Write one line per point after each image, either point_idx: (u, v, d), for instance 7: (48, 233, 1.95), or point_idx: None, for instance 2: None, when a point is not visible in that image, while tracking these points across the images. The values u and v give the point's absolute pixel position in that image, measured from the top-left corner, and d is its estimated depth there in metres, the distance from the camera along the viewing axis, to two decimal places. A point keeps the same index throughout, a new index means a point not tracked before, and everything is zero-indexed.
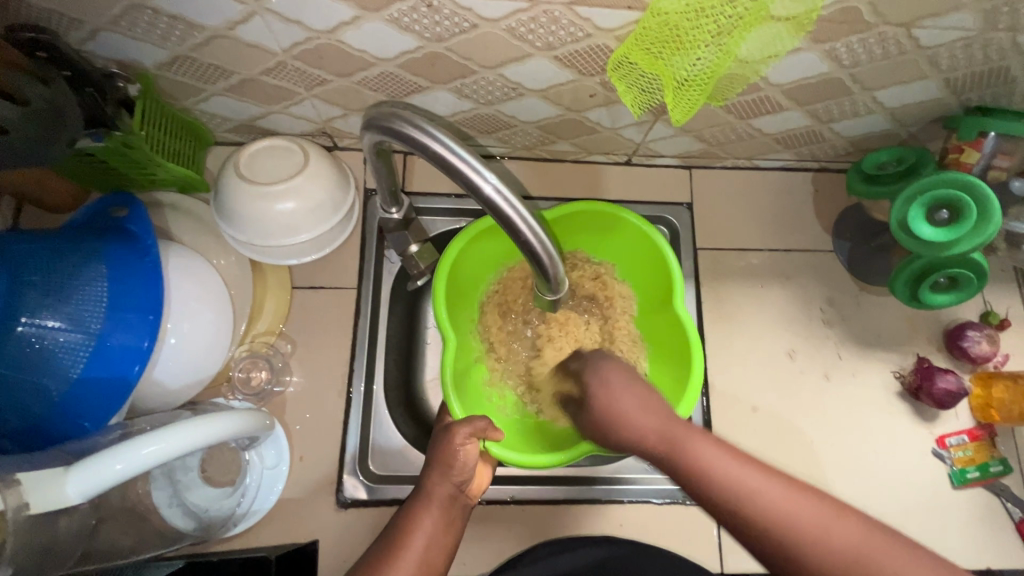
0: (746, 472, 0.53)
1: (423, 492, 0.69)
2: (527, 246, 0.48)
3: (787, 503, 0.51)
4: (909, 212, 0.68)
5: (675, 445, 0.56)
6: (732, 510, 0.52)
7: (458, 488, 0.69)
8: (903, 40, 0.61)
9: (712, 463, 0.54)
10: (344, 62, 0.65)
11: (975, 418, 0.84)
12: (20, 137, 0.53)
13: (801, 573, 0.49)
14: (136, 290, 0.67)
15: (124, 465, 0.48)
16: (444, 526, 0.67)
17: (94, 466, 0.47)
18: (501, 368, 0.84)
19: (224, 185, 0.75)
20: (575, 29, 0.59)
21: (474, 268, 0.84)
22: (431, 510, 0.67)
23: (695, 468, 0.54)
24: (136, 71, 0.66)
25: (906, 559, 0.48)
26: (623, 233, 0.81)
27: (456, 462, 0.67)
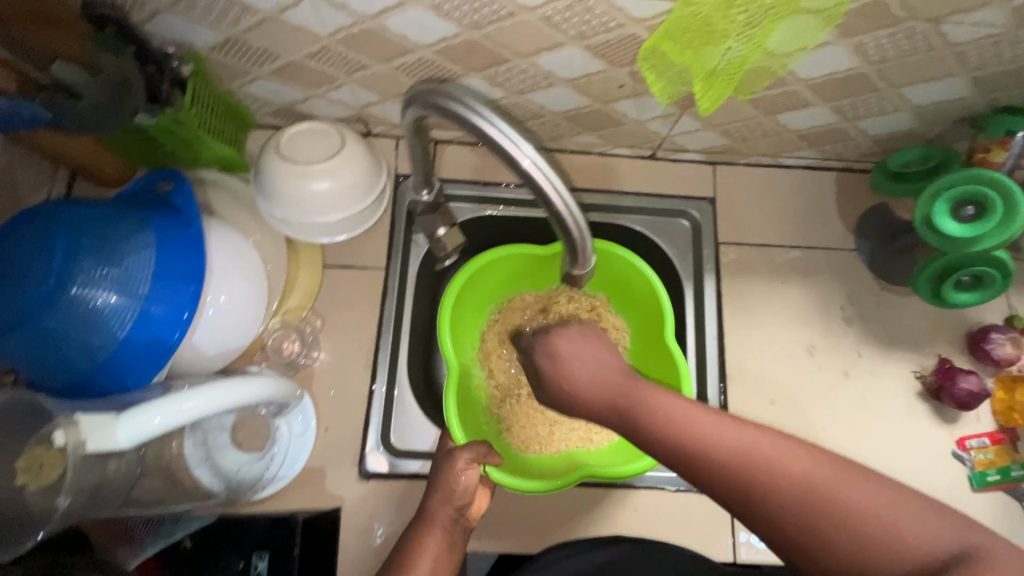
0: (701, 414, 0.54)
1: (425, 516, 0.70)
2: (559, 219, 0.50)
3: (735, 441, 0.51)
4: (932, 209, 0.69)
5: (630, 398, 0.58)
6: (685, 456, 0.52)
7: (459, 512, 0.70)
8: (932, 36, 0.61)
9: (668, 410, 0.55)
10: (384, 48, 0.69)
11: (997, 421, 0.83)
12: (92, 102, 0.64)
13: (760, 512, 0.49)
14: (178, 260, 0.70)
15: (161, 420, 0.52)
16: (447, 550, 0.68)
17: (137, 417, 0.51)
18: (500, 394, 0.90)
19: (264, 164, 0.78)
20: (608, 19, 0.61)
21: (478, 300, 0.90)
22: (433, 533, 0.68)
23: (650, 417, 0.56)
24: (189, 52, 0.70)
25: (863, 485, 0.47)
26: (621, 270, 0.86)
27: (457, 486, 0.70)
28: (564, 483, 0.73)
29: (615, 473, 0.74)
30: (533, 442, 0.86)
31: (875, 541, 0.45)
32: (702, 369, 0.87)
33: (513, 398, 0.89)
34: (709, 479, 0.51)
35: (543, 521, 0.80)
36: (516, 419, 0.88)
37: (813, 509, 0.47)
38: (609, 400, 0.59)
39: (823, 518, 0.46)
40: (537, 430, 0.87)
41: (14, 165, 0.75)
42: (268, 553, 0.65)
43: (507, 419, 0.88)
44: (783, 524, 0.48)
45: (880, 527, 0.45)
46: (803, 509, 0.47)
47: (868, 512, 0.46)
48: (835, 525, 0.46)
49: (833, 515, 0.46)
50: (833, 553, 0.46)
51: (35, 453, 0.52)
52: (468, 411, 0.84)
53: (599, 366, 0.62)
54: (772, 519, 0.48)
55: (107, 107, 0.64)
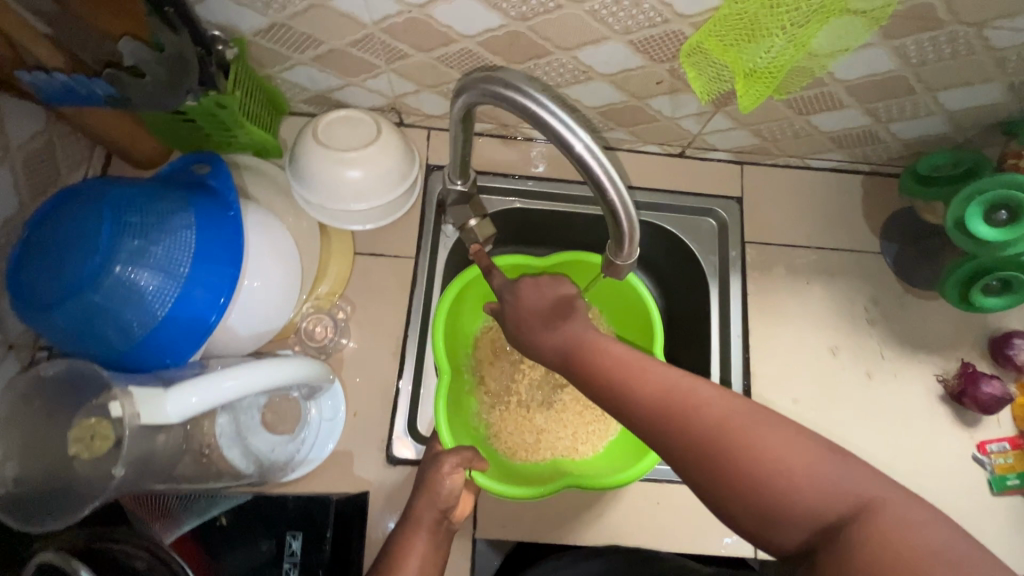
0: (640, 361, 0.58)
1: (411, 516, 0.72)
2: (611, 208, 0.51)
3: (664, 384, 0.55)
4: (966, 211, 0.70)
5: (580, 343, 0.62)
6: (618, 393, 0.57)
7: (445, 513, 0.72)
8: (974, 40, 0.62)
9: (611, 355, 0.60)
10: (428, 38, 0.69)
11: (1017, 426, 0.84)
12: (155, 79, 0.63)
13: (678, 451, 0.52)
14: (217, 242, 0.71)
15: (198, 400, 0.53)
16: (433, 547, 0.71)
17: (178, 394, 0.53)
18: (490, 400, 0.92)
19: (300, 149, 0.79)
20: (654, 14, 0.62)
21: (471, 309, 0.92)
22: (420, 535, 0.70)
23: (594, 360, 0.60)
24: (234, 36, 0.71)
25: (779, 434, 0.49)
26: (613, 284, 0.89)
27: (443, 491, 0.71)
28: (549, 489, 0.74)
29: (601, 483, 0.75)
30: (520, 448, 0.87)
31: (775, 482, 0.47)
32: (725, 366, 0.88)
33: (502, 404, 0.91)
34: (637, 415, 0.55)
35: (565, 512, 0.81)
36: (503, 426, 0.89)
37: (726, 452, 0.50)
38: (559, 348, 0.63)
39: (732, 459, 0.49)
40: (522, 437, 0.88)
41: (55, 143, 0.76)
42: (301, 532, 0.66)
43: (497, 425, 0.89)
44: (697, 462, 0.51)
45: (786, 474, 0.47)
46: (717, 450, 0.50)
47: (780, 461, 0.48)
48: (741, 465, 0.49)
49: (740, 455, 0.49)
50: (731, 489, 0.49)
51: (88, 424, 0.54)
52: (459, 417, 0.85)
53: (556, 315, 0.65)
54: (688, 458, 0.51)
55: (167, 85, 0.63)
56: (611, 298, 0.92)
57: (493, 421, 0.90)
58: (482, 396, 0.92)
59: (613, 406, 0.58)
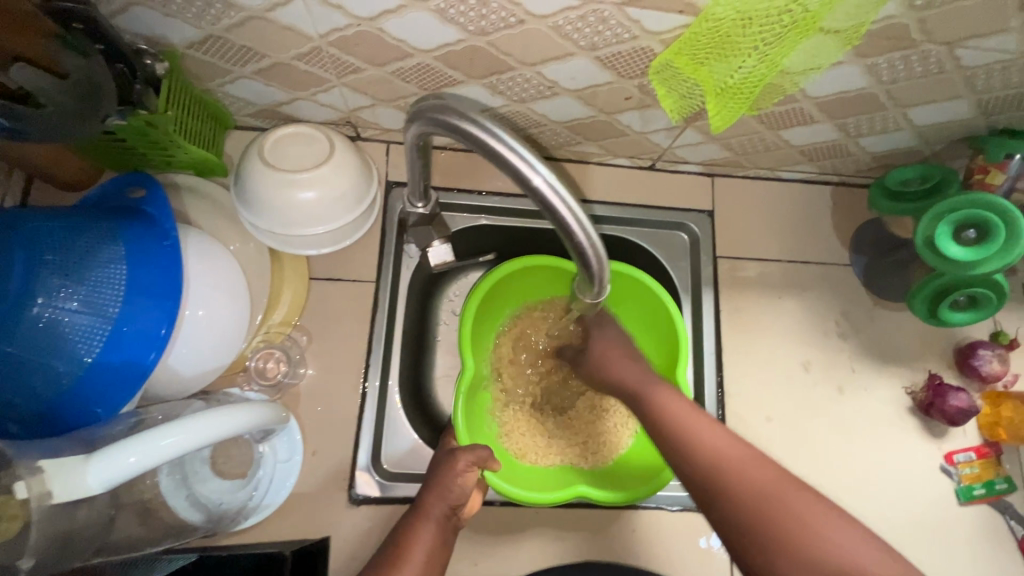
0: (697, 421, 0.64)
1: (419, 508, 0.69)
2: (578, 247, 0.48)
3: (720, 449, 0.61)
4: (936, 230, 0.69)
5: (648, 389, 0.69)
6: (676, 441, 0.63)
7: (453, 510, 0.69)
8: (945, 59, 0.61)
9: (671, 405, 0.66)
10: (380, 52, 0.64)
11: (982, 435, 0.85)
12: (57, 108, 0.55)
13: (729, 512, 0.57)
14: (153, 276, 0.65)
15: (138, 459, 0.48)
16: (439, 544, 0.68)
17: (111, 456, 0.47)
18: (505, 398, 0.87)
19: (247, 170, 0.73)
20: (621, 30, 0.58)
21: (493, 309, 0.87)
22: (426, 528, 0.68)
23: (658, 407, 0.67)
24: (163, 48, 0.64)
25: (824, 513, 0.55)
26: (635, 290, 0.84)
27: (454, 487, 0.68)
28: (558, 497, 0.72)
29: (609, 496, 0.73)
30: (529, 450, 0.84)
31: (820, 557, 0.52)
32: (699, 384, 0.86)
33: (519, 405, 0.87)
34: (694, 472, 0.61)
35: (541, 545, 0.77)
36: (515, 426, 0.86)
37: (776, 522, 0.55)
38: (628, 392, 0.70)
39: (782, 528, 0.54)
40: (534, 438, 0.85)
41: None
42: None
43: (511, 425, 0.86)
44: (745, 524, 0.56)
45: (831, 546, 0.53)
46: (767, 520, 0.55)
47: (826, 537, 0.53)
48: (789, 531, 0.54)
49: (781, 516, 0.55)
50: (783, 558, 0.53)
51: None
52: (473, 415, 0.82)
53: (629, 363, 0.72)
54: (738, 519, 0.56)
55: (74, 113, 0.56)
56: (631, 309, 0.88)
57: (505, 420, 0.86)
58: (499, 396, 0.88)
59: (669, 453, 0.64)
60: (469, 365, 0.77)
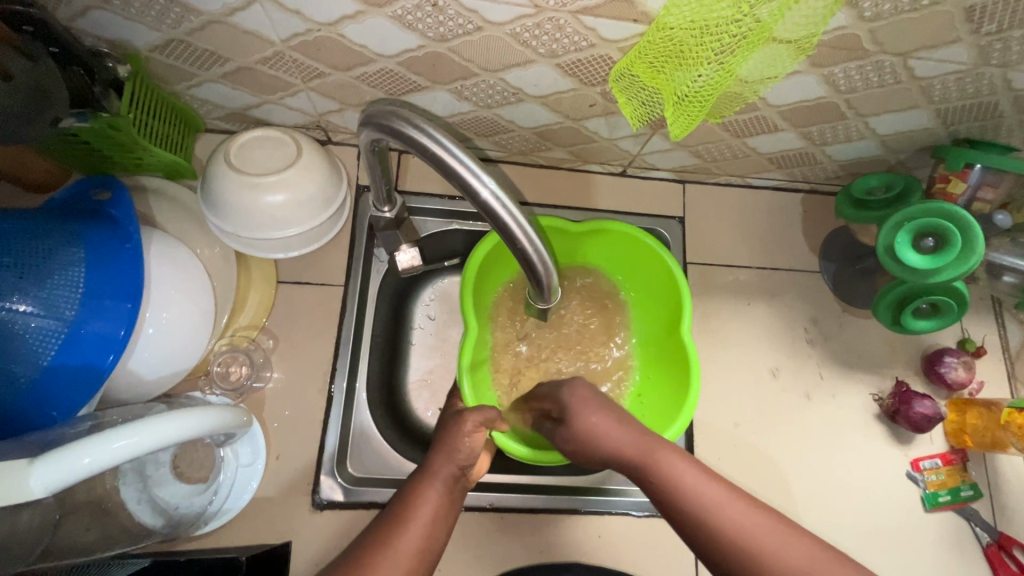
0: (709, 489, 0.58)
1: (426, 469, 0.67)
2: (523, 253, 0.51)
3: (740, 526, 0.56)
4: (895, 238, 0.69)
5: (648, 460, 0.61)
6: (695, 522, 0.57)
7: (463, 471, 0.67)
8: (899, 70, 0.61)
9: (686, 480, 0.58)
10: (343, 57, 0.64)
11: (949, 442, 0.85)
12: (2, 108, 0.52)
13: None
14: (113, 279, 0.64)
15: (91, 460, 0.47)
16: (446, 503, 0.64)
17: (61, 460, 0.47)
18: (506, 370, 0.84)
19: (212, 173, 0.73)
20: (579, 38, 0.59)
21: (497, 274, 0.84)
22: (435, 486, 0.64)
23: (665, 480, 0.59)
24: (126, 52, 0.64)
25: None
26: (634, 254, 0.82)
27: (463, 446, 0.66)
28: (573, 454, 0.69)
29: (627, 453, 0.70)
30: None
31: None
32: None
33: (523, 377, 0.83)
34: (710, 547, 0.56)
35: (506, 550, 0.76)
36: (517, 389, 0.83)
37: None
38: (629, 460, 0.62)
39: None
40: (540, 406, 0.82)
41: None
42: None
43: (512, 396, 0.82)
44: None
45: None
46: None
47: None
48: None
49: None
50: None
51: None
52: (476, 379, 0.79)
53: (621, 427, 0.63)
54: None
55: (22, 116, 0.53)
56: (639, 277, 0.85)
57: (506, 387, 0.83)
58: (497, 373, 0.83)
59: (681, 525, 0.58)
60: (473, 328, 0.73)
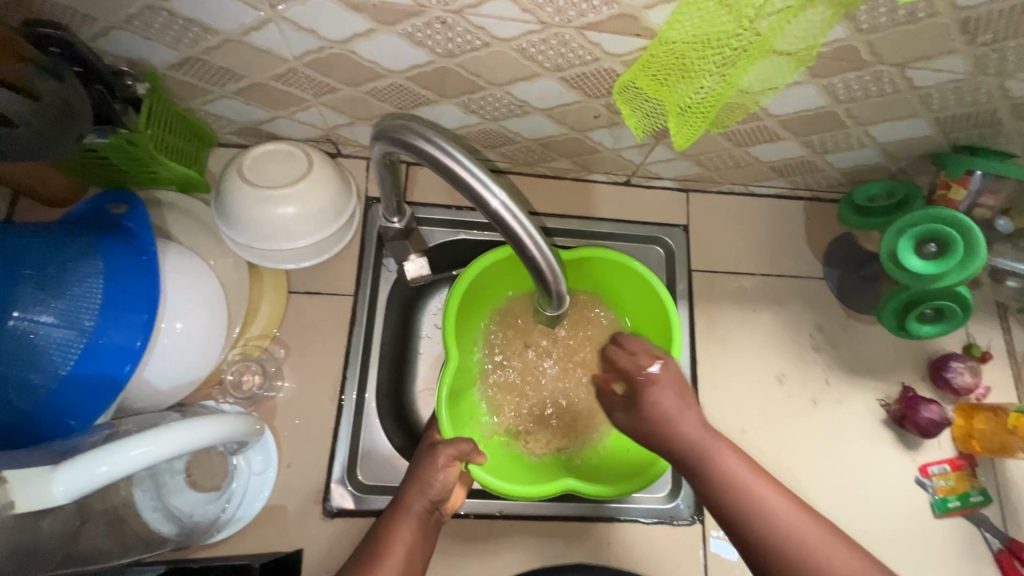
0: (762, 489, 0.63)
1: (400, 505, 0.69)
2: (533, 262, 0.52)
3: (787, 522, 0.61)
4: (898, 244, 0.70)
5: (711, 459, 0.66)
6: (747, 517, 0.62)
7: (435, 505, 0.69)
8: (897, 79, 0.63)
9: (741, 478, 0.64)
10: (354, 73, 0.66)
11: (957, 448, 0.85)
12: (31, 129, 0.53)
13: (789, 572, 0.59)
14: (131, 290, 0.66)
15: (109, 468, 0.48)
16: (420, 538, 0.67)
17: (81, 468, 0.48)
18: (495, 390, 0.85)
19: (226, 186, 0.74)
20: (583, 52, 0.60)
21: (486, 300, 0.85)
22: (408, 523, 0.67)
23: (721, 471, 0.65)
24: (144, 70, 0.67)
25: None
26: (625, 283, 0.83)
27: (434, 483, 0.68)
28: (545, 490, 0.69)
29: (597, 490, 0.70)
30: (524, 440, 0.83)
31: None
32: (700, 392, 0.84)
33: (509, 405, 0.85)
34: (759, 538, 0.61)
35: (517, 557, 0.77)
36: (508, 416, 0.84)
37: None
38: (689, 455, 0.67)
39: None
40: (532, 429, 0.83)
41: None
42: None
43: (502, 421, 0.84)
44: None
45: None
46: None
47: None
48: None
49: None
50: None
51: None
52: (459, 404, 0.80)
53: (686, 414, 0.69)
54: None
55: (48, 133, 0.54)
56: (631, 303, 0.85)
57: (496, 407, 0.85)
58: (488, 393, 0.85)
59: (729, 514, 0.63)
60: (452, 358, 0.73)
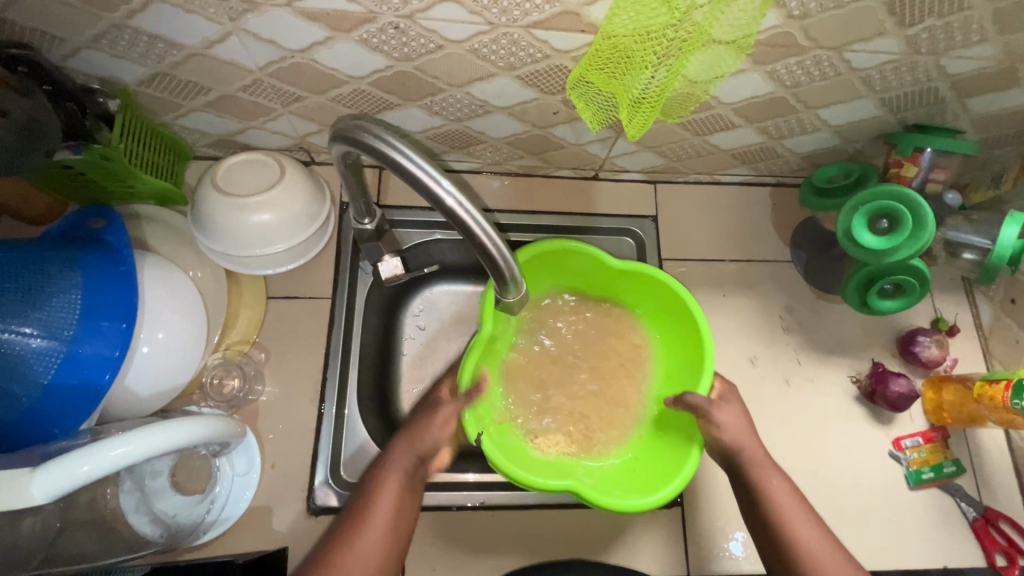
0: (793, 510, 0.68)
1: (388, 460, 0.69)
2: (484, 248, 0.53)
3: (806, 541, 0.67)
4: (852, 222, 0.72)
5: (757, 475, 0.70)
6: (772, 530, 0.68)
7: (423, 460, 0.70)
8: (837, 63, 0.65)
9: (777, 495, 0.69)
10: (317, 80, 0.69)
11: (929, 420, 0.87)
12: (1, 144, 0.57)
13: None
14: (110, 300, 0.68)
15: (90, 468, 0.50)
16: (408, 491, 0.68)
17: (61, 469, 0.50)
18: (519, 380, 0.82)
19: (201, 197, 0.77)
20: (533, 50, 0.63)
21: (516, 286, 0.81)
22: (395, 475, 0.67)
23: (763, 489, 0.70)
24: (115, 87, 0.69)
25: None
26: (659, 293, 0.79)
27: (426, 434, 0.70)
28: (557, 486, 0.66)
29: (610, 501, 0.66)
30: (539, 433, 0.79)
31: None
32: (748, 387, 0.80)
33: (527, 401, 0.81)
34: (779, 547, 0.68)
35: (501, 546, 0.78)
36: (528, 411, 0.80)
37: None
38: (735, 462, 0.71)
39: None
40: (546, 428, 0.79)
41: None
42: None
43: (516, 411, 0.80)
44: None
45: None
46: None
47: None
48: None
49: None
50: None
51: None
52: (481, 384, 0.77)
53: (738, 428, 0.71)
54: None
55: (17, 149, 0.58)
56: (658, 313, 0.81)
57: (512, 395, 0.81)
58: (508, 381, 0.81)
59: (758, 522, 0.70)
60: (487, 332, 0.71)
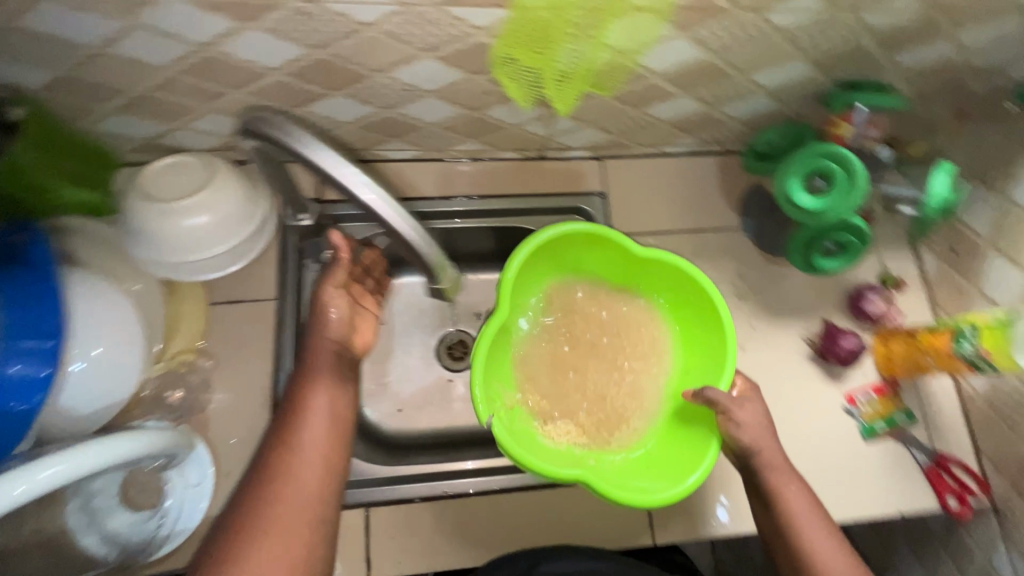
0: (805, 517, 0.68)
1: (307, 361, 0.67)
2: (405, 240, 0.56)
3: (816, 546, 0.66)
4: (789, 184, 0.73)
5: (773, 480, 0.69)
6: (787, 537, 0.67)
7: (342, 346, 0.69)
8: (760, 23, 0.65)
9: (791, 500, 0.68)
10: (233, 74, 0.66)
11: (880, 373, 0.89)
12: None
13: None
14: (34, 318, 0.64)
15: (24, 488, 0.49)
16: (336, 386, 0.66)
17: None
18: (535, 366, 0.82)
19: (129, 205, 0.74)
20: (451, 29, 0.61)
21: (530, 274, 0.82)
22: (319, 376, 0.66)
23: (777, 495, 0.69)
24: (23, 96, 0.67)
25: None
26: (678, 286, 0.79)
27: (330, 323, 0.68)
28: (570, 475, 0.66)
29: (623, 491, 0.66)
30: (551, 417, 0.79)
31: None
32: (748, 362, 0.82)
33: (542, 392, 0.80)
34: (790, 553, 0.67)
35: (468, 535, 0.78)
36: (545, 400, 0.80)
37: None
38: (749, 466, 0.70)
39: None
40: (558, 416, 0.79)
41: None
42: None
43: (528, 399, 0.79)
44: None
45: None
46: None
47: None
48: None
49: None
50: None
51: None
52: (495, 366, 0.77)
53: (754, 429, 0.69)
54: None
55: None
56: (674, 305, 0.81)
57: (524, 381, 0.80)
58: (522, 368, 0.81)
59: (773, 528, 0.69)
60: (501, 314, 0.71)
